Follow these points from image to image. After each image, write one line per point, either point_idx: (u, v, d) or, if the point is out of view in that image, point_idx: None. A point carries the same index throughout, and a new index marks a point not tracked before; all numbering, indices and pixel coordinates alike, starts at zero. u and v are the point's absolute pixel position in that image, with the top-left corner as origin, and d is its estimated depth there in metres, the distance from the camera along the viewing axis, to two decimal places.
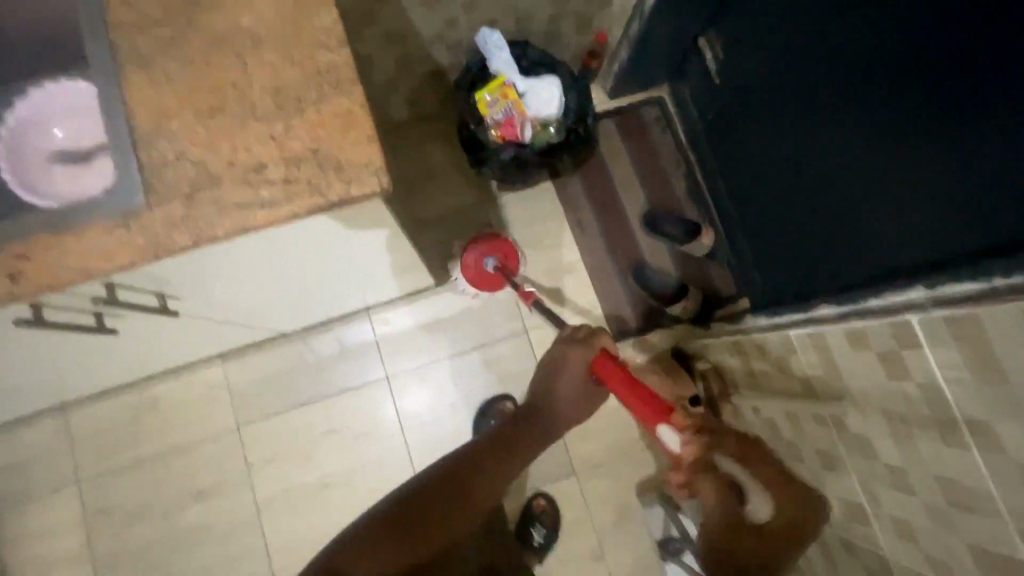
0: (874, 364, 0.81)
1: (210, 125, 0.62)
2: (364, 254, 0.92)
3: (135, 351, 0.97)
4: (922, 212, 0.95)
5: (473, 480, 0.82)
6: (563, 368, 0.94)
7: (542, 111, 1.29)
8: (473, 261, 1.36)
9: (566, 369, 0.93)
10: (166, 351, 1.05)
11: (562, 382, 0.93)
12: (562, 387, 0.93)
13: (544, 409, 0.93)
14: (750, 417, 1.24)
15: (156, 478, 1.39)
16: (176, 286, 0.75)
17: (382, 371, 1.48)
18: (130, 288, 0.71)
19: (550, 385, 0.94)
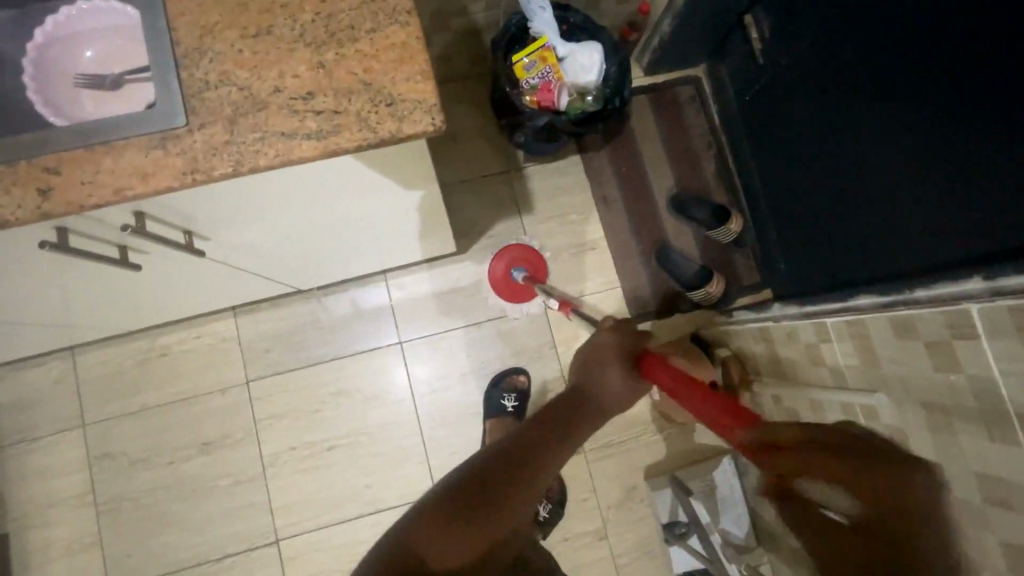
0: (919, 355, 0.79)
1: (257, 47, 0.58)
2: (396, 206, 0.88)
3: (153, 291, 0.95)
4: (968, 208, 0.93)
5: (523, 463, 0.66)
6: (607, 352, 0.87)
7: (580, 78, 1.25)
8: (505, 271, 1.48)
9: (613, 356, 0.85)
10: (181, 295, 1.02)
11: (609, 372, 0.83)
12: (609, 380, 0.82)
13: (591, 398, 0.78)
14: (769, 406, 1.22)
15: (161, 427, 1.37)
16: (205, 222, 0.72)
17: (396, 336, 1.46)
18: (159, 220, 0.68)
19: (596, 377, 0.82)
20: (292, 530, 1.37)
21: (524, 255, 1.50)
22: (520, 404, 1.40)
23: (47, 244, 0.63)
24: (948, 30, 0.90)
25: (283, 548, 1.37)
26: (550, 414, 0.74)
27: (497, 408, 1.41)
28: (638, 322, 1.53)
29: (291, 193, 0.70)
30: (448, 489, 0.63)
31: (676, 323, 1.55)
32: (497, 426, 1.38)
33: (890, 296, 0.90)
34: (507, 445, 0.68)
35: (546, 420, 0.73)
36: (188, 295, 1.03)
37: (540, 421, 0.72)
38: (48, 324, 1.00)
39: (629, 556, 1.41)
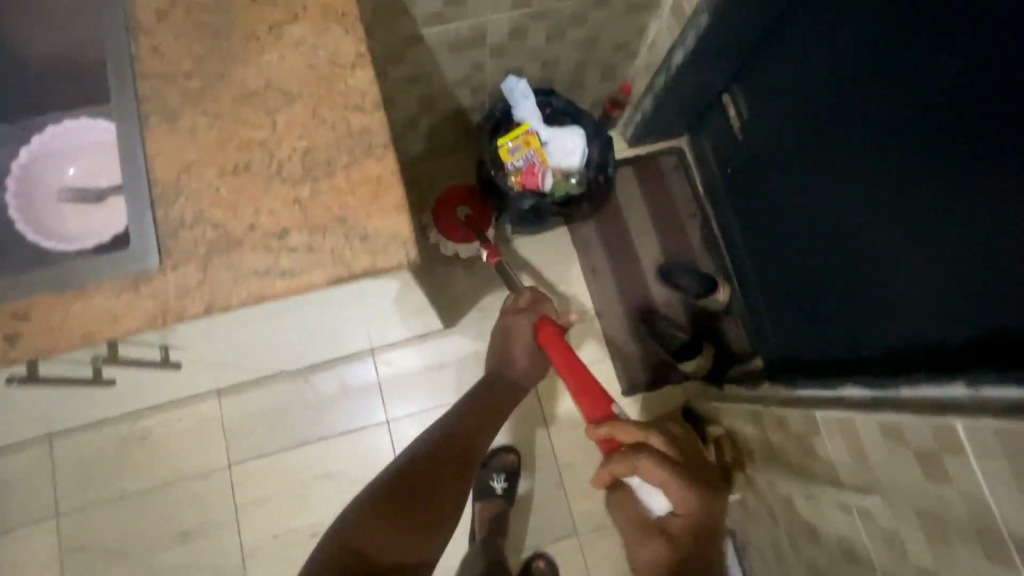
0: (909, 462, 0.77)
1: (233, 185, 0.59)
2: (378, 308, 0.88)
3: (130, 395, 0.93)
4: (952, 282, 0.95)
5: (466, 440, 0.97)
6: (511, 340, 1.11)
7: (563, 160, 1.27)
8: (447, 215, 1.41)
9: (513, 339, 1.11)
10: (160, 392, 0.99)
11: (514, 354, 1.11)
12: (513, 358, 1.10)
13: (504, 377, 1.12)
14: (763, 489, 1.19)
15: (140, 515, 1.33)
16: (181, 342, 0.71)
17: (383, 414, 1.43)
18: (133, 346, 0.67)
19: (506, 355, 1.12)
20: None
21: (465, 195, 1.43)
22: (509, 486, 1.38)
23: (16, 379, 0.62)
24: (929, 126, 0.93)
25: None
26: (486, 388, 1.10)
27: (487, 490, 1.38)
28: (629, 394, 1.51)
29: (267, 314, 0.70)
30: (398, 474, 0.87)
31: (667, 395, 1.53)
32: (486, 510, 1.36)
33: (875, 390, 0.90)
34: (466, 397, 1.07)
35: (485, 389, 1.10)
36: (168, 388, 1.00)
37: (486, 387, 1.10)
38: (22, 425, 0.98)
39: None
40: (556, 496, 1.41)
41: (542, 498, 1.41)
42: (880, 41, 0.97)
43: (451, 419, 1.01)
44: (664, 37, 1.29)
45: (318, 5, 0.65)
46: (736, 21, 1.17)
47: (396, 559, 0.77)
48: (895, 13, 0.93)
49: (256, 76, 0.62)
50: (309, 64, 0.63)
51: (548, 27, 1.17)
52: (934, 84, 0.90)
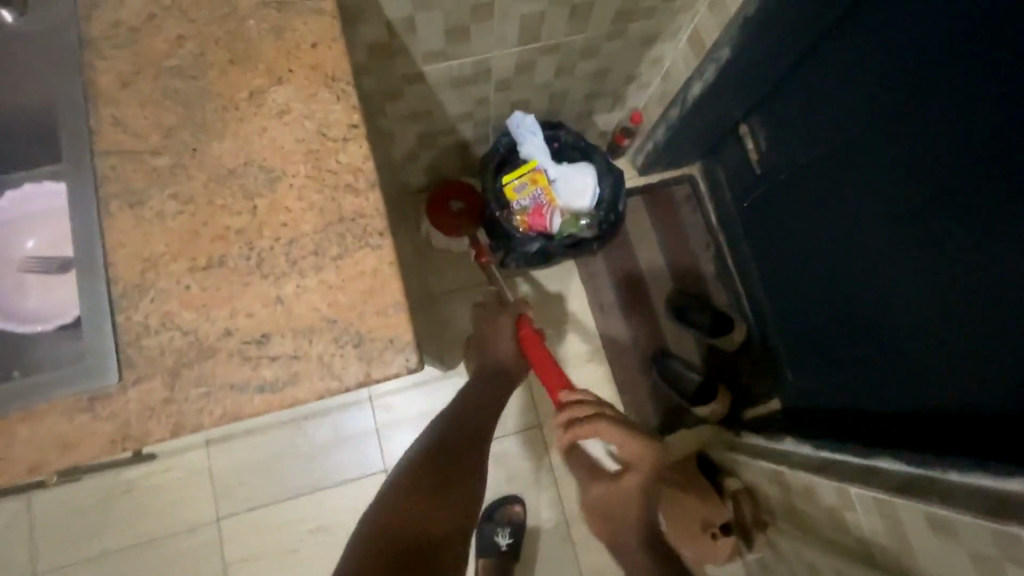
0: (959, 562, 0.70)
1: (206, 282, 0.51)
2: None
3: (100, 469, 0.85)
4: (975, 319, 0.90)
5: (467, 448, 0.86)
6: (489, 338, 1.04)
7: (571, 199, 1.19)
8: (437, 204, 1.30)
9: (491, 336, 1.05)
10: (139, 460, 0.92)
11: (498, 349, 1.04)
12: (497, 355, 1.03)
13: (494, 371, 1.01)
14: (785, 553, 1.09)
15: (122, 573, 1.25)
16: None
17: (381, 462, 1.35)
18: None
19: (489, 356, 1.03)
20: None
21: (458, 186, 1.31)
22: (514, 540, 1.31)
23: None
24: (961, 183, 0.86)
25: None
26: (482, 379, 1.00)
27: (491, 544, 1.30)
28: None
29: None
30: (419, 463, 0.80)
31: (681, 441, 1.44)
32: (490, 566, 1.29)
33: (921, 471, 0.83)
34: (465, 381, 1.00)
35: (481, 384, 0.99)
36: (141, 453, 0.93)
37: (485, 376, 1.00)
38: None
39: None
40: (562, 549, 1.34)
41: (548, 551, 1.34)
42: (893, 62, 0.90)
43: (456, 404, 0.94)
44: (679, 68, 1.22)
45: (305, 67, 0.57)
46: (755, 56, 1.09)
47: (452, 526, 0.73)
48: (918, 63, 0.87)
49: (235, 152, 0.55)
50: (295, 138, 0.55)
51: (557, 60, 1.10)
52: (968, 140, 0.84)
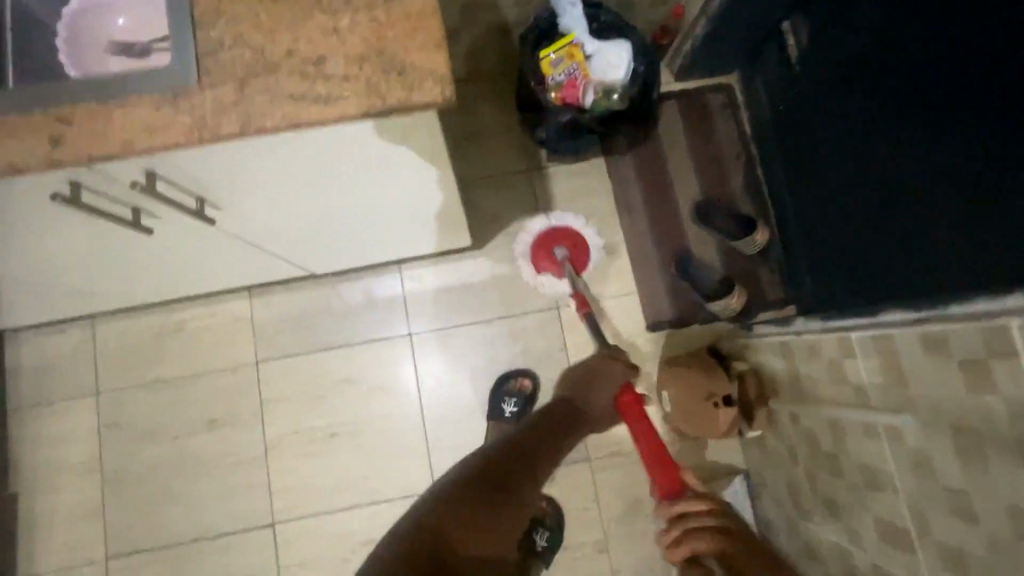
0: (950, 372, 0.74)
1: (272, 11, 0.58)
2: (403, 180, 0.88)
3: (176, 259, 0.97)
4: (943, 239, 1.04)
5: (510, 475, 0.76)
6: (603, 378, 1.06)
7: (608, 74, 1.22)
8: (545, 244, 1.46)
9: (601, 378, 1.06)
10: (211, 268, 1.04)
11: (597, 392, 1.04)
12: (595, 400, 1.04)
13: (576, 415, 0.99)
14: (785, 427, 1.18)
15: (173, 400, 1.39)
16: (217, 192, 0.74)
17: (407, 328, 1.45)
18: (170, 182, 0.69)
19: (585, 396, 1.04)
20: (287, 516, 1.36)
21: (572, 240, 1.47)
22: (520, 409, 1.39)
23: (59, 196, 0.65)
24: (976, 132, 0.98)
25: (279, 532, 1.35)
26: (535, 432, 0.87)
27: (499, 413, 1.40)
28: (653, 329, 1.48)
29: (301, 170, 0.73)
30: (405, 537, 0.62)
31: (693, 335, 1.49)
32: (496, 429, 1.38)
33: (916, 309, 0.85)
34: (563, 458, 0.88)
35: (532, 435, 0.86)
36: (216, 273, 1.08)
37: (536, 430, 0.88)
38: (77, 286, 1.03)
39: (629, 574, 1.36)
40: None
41: None
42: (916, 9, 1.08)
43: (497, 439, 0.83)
44: None
45: None
46: None
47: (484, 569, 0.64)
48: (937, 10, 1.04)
49: None
50: None
51: None
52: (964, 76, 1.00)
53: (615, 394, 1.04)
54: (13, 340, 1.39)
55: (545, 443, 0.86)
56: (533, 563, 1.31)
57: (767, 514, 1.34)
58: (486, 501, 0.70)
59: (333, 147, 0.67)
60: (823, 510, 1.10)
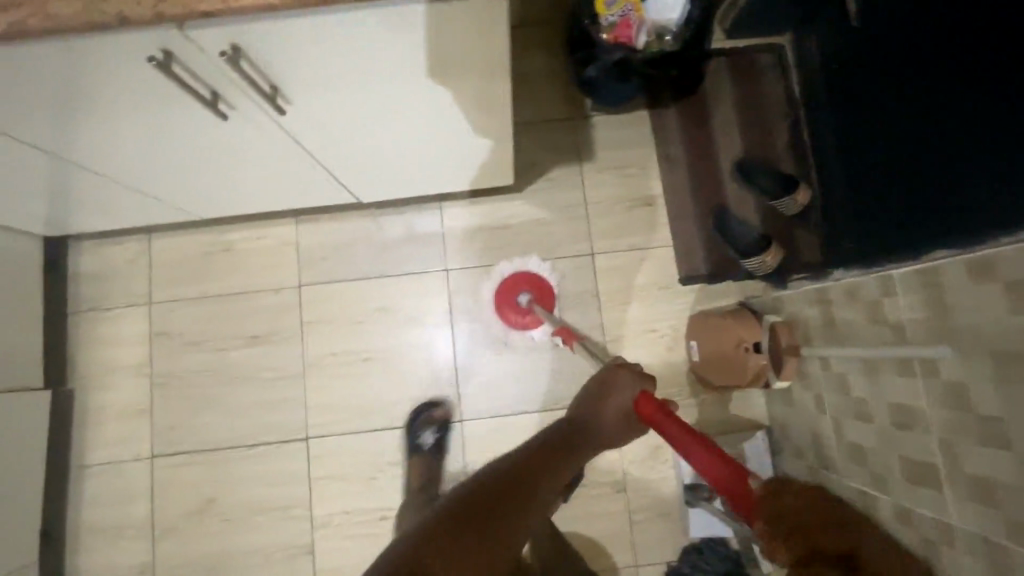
0: (994, 297, 0.74)
1: None
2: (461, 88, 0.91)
3: (241, 148, 1.03)
4: (935, 204, 1.20)
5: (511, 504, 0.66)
6: (610, 386, 0.92)
7: (662, 17, 1.23)
8: (509, 298, 1.45)
9: (618, 386, 0.92)
10: (266, 160, 1.10)
11: (608, 403, 0.90)
12: (606, 412, 0.89)
13: (583, 431, 0.86)
14: (815, 377, 1.19)
15: (219, 315, 1.46)
16: (287, 75, 0.81)
17: (444, 263, 1.49)
18: (251, 60, 0.76)
19: (595, 406, 0.90)
20: (320, 431, 1.42)
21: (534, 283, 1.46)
22: (439, 437, 1.39)
23: (154, 60, 0.72)
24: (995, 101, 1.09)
25: (312, 446, 1.41)
26: (548, 455, 0.76)
27: (418, 447, 1.38)
28: (685, 283, 1.49)
29: (369, 54, 0.78)
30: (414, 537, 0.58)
31: (725, 290, 1.49)
32: (416, 465, 1.36)
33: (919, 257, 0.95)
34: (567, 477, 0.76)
35: (546, 454, 0.77)
36: (271, 171, 1.14)
37: (543, 455, 0.77)
38: (147, 176, 1.12)
39: (646, 515, 1.39)
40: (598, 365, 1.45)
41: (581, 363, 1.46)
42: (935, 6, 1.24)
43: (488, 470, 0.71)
44: None
45: None
46: None
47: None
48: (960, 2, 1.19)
49: None
50: None
51: None
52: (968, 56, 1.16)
53: (630, 401, 0.90)
54: (75, 247, 1.48)
55: (547, 462, 0.75)
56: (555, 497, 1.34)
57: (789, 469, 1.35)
58: (482, 525, 0.62)
59: (399, 22, 0.72)
60: (849, 457, 1.11)
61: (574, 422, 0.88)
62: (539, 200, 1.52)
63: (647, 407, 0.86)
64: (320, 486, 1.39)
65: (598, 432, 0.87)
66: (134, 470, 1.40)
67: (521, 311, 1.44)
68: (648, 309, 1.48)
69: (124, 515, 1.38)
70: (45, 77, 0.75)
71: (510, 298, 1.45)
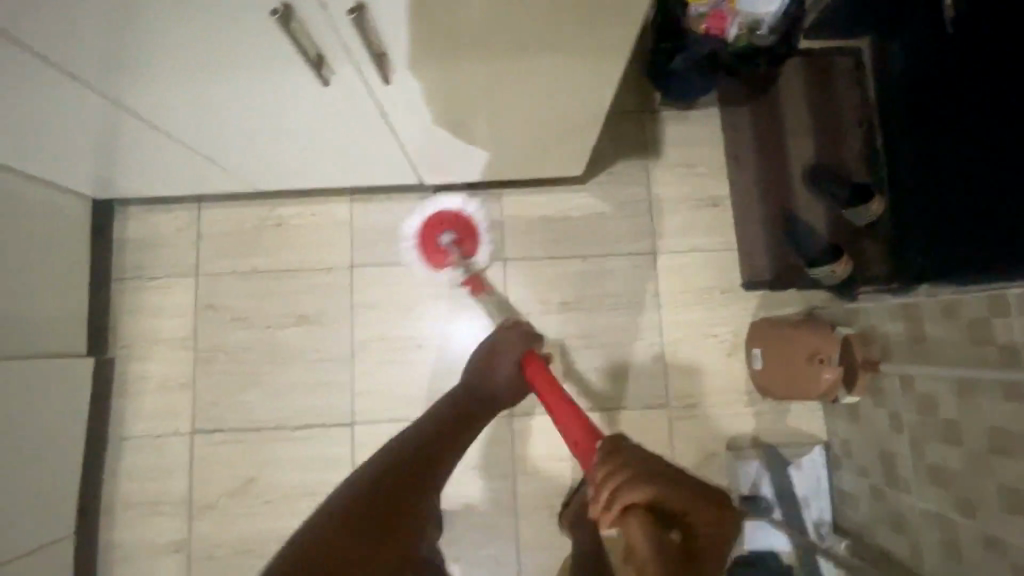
0: None
1: None
2: (569, 67, 0.86)
3: (322, 116, 0.98)
4: (971, 206, 1.22)
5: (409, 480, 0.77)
6: (492, 363, 1.07)
7: (761, 10, 1.17)
8: (428, 234, 1.37)
9: (501, 352, 1.08)
10: (341, 130, 1.05)
11: (499, 367, 1.06)
12: (500, 370, 1.06)
13: (478, 395, 1.02)
14: (891, 394, 1.15)
15: (267, 292, 1.41)
16: (401, 45, 0.77)
17: (501, 253, 1.44)
18: (372, 24, 0.72)
19: (486, 371, 1.06)
20: (365, 418, 1.38)
21: (461, 223, 1.38)
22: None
23: (276, 13, 0.68)
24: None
25: (357, 433, 1.37)
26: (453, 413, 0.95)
27: None
28: (748, 288, 1.44)
29: (490, 25, 0.74)
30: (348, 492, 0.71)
31: (788, 298, 1.44)
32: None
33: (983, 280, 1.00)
34: (472, 434, 0.95)
35: (448, 427, 0.91)
36: (342, 139, 1.09)
37: (448, 420, 0.93)
38: (219, 139, 1.07)
39: None
40: (654, 368, 1.41)
41: (636, 364, 1.41)
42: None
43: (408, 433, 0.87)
44: None
45: None
46: None
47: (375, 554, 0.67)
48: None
49: None
50: None
51: None
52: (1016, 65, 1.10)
53: (516, 363, 1.06)
54: (121, 212, 1.43)
55: (449, 433, 0.90)
56: None
57: (848, 486, 1.32)
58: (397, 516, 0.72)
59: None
60: (926, 479, 1.07)
61: (472, 383, 1.04)
62: (603, 194, 1.47)
63: (535, 371, 1.01)
64: None
65: (496, 396, 1.04)
66: (173, 445, 1.36)
67: (441, 250, 1.36)
68: (708, 313, 1.44)
69: (161, 490, 1.34)
70: (149, 26, 0.70)
71: (429, 235, 1.37)
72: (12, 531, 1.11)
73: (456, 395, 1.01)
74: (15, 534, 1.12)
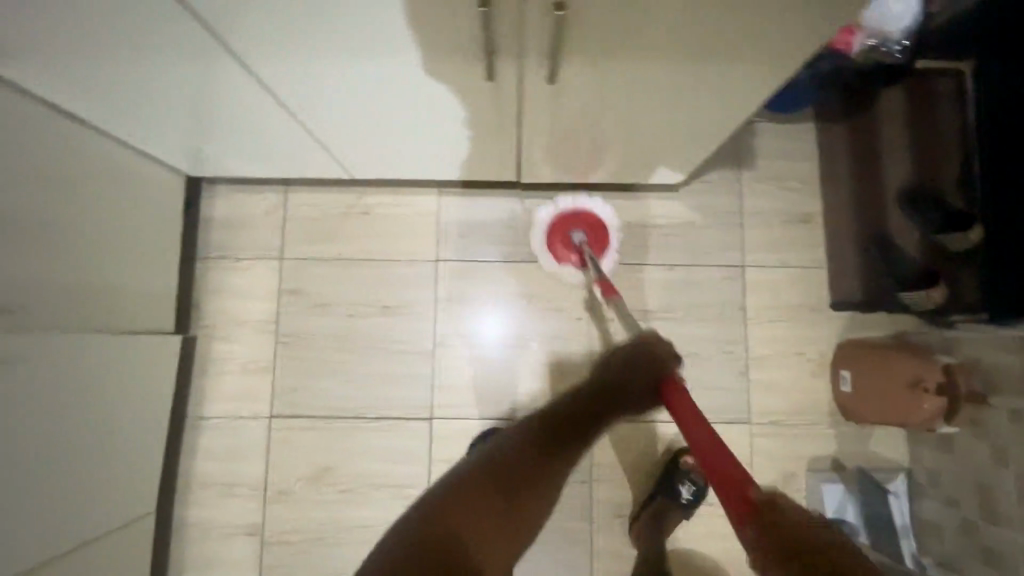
0: None
1: None
2: (725, 77, 0.85)
3: (453, 109, 0.97)
4: None
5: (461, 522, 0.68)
6: (645, 356, 0.88)
7: (888, 29, 1.23)
8: (563, 228, 1.38)
9: (633, 377, 0.86)
10: (464, 124, 1.03)
11: (631, 386, 0.86)
12: (626, 398, 0.85)
13: (591, 404, 0.84)
14: (996, 428, 1.14)
15: (352, 280, 1.40)
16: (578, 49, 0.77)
17: (589, 256, 1.43)
18: (561, 32, 0.72)
19: (615, 375, 0.87)
20: (445, 414, 1.37)
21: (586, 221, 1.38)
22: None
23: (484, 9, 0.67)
24: None
25: (435, 427, 1.37)
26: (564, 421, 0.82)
27: None
28: (836, 309, 1.43)
29: (674, 35, 0.73)
30: (412, 519, 0.70)
31: (877, 321, 1.42)
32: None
33: None
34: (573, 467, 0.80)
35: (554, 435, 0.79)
36: (461, 134, 1.08)
37: (545, 434, 0.80)
38: (339, 129, 1.06)
39: None
40: (737, 382, 1.40)
41: (719, 377, 1.40)
42: None
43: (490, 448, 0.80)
44: None
45: None
46: None
47: None
48: None
49: None
50: None
51: None
52: None
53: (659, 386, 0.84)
54: (211, 191, 1.42)
55: (511, 471, 0.75)
56: (676, 516, 1.28)
57: (931, 516, 1.30)
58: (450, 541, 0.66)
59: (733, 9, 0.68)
60: None
61: (586, 393, 0.86)
62: (694, 203, 1.45)
63: (675, 397, 0.80)
64: (439, 470, 1.35)
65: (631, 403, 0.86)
66: (252, 428, 1.36)
67: (570, 245, 1.39)
68: (794, 331, 1.42)
69: (238, 472, 1.35)
70: (319, 4, 0.68)
71: (563, 229, 1.39)
72: (102, 507, 1.12)
73: (573, 398, 0.85)
74: (105, 510, 1.13)
